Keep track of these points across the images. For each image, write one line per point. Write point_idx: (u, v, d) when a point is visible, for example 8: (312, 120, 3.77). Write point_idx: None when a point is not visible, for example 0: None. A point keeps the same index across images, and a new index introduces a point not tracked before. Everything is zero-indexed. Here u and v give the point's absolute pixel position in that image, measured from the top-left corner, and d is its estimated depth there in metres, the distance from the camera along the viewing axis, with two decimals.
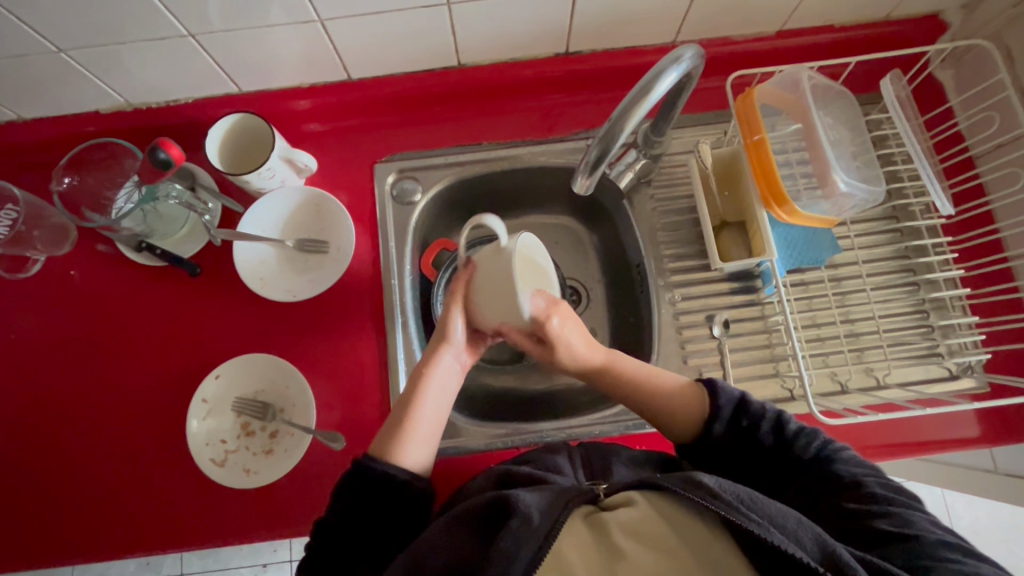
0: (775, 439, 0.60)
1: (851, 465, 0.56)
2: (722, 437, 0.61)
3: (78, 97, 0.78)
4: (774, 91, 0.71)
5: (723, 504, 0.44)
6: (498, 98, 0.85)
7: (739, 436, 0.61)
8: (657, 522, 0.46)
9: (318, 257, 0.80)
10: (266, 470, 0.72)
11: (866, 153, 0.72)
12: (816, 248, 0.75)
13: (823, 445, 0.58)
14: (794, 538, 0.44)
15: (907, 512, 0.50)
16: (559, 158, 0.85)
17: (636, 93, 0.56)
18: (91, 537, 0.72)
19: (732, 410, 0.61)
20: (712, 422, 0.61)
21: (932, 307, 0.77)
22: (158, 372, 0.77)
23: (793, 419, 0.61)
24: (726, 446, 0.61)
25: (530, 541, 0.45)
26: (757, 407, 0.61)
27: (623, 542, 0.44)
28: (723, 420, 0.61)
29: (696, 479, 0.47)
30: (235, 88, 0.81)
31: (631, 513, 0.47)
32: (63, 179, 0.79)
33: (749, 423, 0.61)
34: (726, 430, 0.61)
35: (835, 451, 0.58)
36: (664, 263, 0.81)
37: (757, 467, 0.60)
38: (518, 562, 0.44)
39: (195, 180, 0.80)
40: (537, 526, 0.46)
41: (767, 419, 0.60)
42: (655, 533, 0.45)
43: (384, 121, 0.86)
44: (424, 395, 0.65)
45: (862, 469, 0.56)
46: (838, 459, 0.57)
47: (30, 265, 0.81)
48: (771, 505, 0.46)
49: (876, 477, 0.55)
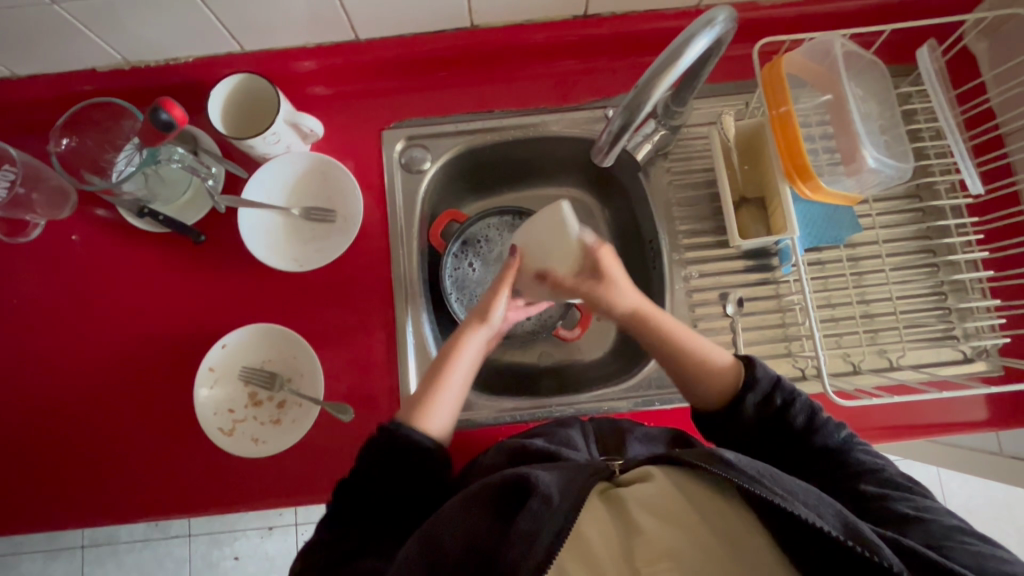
0: (806, 423, 0.59)
1: (869, 455, 0.57)
2: (751, 413, 0.60)
3: (72, 52, 0.74)
4: (802, 60, 0.68)
5: (748, 479, 0.45)
6: (509, 63, 0.82)
7: (767, 416, 0.60)
8: (675, 497, 0.46)
9: (325, 226, 0.78)
10: (274, 439, 0.72)
11: (896, 127, 0.69)
12: (837, 226, 0.73)
13: (847, 437, 0.59)
14: (816, 512, 0.45)
15: (919, 498, 0.52)
16: (573, 128, 0.82)
17: (663, 60, 0.53)
18: (103, 502, 0.73)
19: (767, 386, 0.60)
20: (744, 394, 0.60)
21: (951, 289, 0.76)
22: (164, 341, 0.76)
23: (822, 409, 0.60)
24: (752, 421, 0.60)
25: (550, 520, 0.45)
26: (791, 390, 0.60)
27: (641, 519, 0.44)
28: (757, 393, 0.60)
29: (717, 453, 0.47)
30: (237, 48, 0.77)
31: (647, 488, 0.47)
32: (61, 141, 0.76)
33: (782, 402, 0.59)
34: (757, 407, 0.60)
35: (856, 443, 0.59)
36: (679, 238, 0.80)
37: (780, 441, 0.60)
38: (539, 543, 0.44)
39: (197, 144, 0.77)
40: (556, 506, 0.46)
41: (802, 403, 0.59)
42: (674, 509, 0.45)
43: (391, 86, 0.83)
44: (454, 365, 0.67)
45: (878, 459, 0.57)
46: (858, 448, 0.58)
47: (29, 229, 0.79)
48: (793, 482, 0.47)
49: (894, 467, 0.56)
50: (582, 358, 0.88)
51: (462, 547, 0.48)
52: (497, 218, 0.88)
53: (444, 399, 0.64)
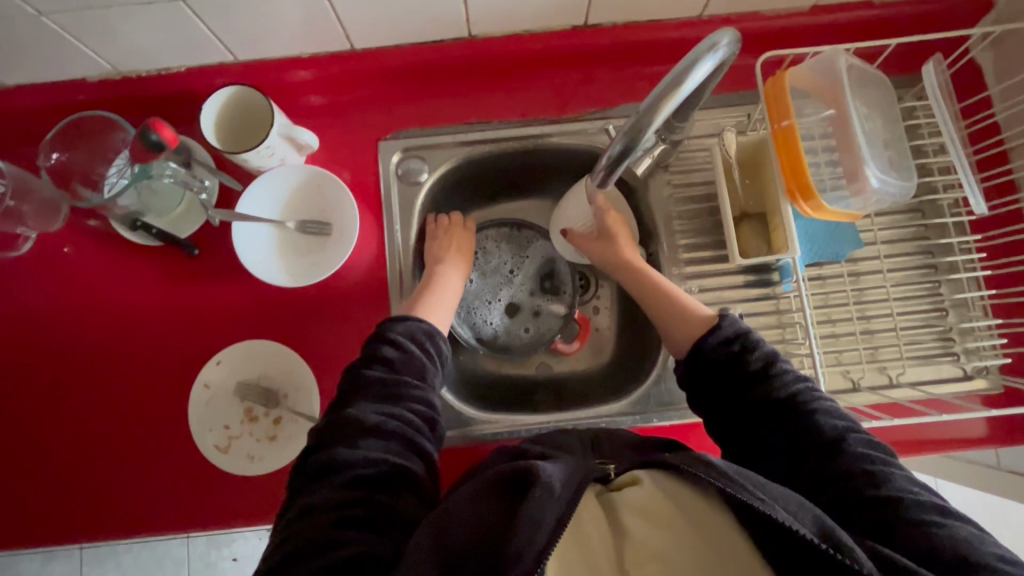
0: (763, 370, 0.59)
1: (834, 418, 0.54)
2: (711, 355, 0.62)
3: (60, 62, 0.72)
4: (806, 75, 0.67)
5: (727, 481, 0.43)
6: (507, 72, 0.80)
7: (728, 361, 0.61)
8: (664, 501, 0.45)
9: (320, 239, 0.77)
10: (270, 456, 0.72)
11: (900, 143, 0.69)
12: (838, 243, 0.72)
13: (810, 395, 0.56)
14: (795, 514, 0.43)
15: (879, 469, 0.50)
16: (573, 139, 0.81)
17: (666, 84, 0.51)
18: (98, 516, 0.73)
19: (732, 333, 0.63)
20: (705, 336, 0.63)
21: (952, 306, 0.75)
22: (158, 354, 0.76)
23: (790, 366, 0.59)
24: (712, 363, 0.62)
25: (553, 507, 0.42)
26: (755, 340, 0.62)
27: (630, 522, 0.44)
28: (718, 336, 0.63)
29: (704, 457, 0.45)
30: (230, 58, 0.76)
31: (638, 491, 0.46)
32: (51, 155, 0.75)
33: (742, 349, 0.61)
34: (717, 348, 0.62)
35: (819, 402, 0.56)
36: (679, 252, 0.79)
37: (735, 389, 0.60)
38: (543, 528, 0.41)
39: (190, 155, 0.74)
40: (558, 494, 0.43)
41: (762, 353, 0.60)
42: (663, 515, 0.44)
43: (388, 95, 0.81)
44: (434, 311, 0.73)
45: (845, 423, 0.54)
46: (822, 408, 0.55)
47: (20, 242, 0.77)
48: (775, 487, 0.44)
49: (858, 433, 0.53)
50: (580, 370, 0.88)
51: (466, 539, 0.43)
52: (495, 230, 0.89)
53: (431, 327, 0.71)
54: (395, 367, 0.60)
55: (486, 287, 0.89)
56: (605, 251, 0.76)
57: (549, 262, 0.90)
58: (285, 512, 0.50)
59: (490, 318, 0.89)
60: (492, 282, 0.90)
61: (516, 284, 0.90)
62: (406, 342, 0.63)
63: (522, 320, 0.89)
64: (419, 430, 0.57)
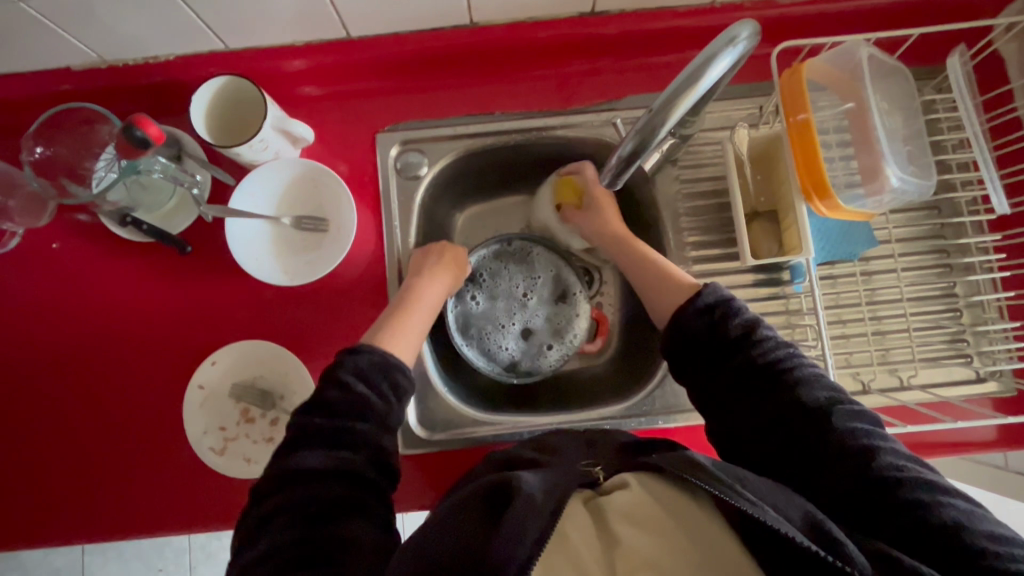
0: (746, 338, 0.56)
1: (818, 384, 0.53)
2: (693, 324, 0.59)
3: (44, 50, 0.69)
4: (825, 66, 0.65)
5: (721, 486, 0.41)
6: (510, 62, 0.77)
7: (710, 330, 0.58)
8: (652, 505, 0.42)
9: (317, 236, 0.74)
10: (267, 459, 0.70)
11: (920, 139, 0.66)
12: (851, 242, 0.70)
13: (794, 363, 0.54)
14: (784, 515, 0.41)
15: (865, 437, 0.49)
16: (578, 132, 0.78)
17: (682, 81, 0.49)
18: (94, 518, 0.71)
19: (714, 301, 0.60)
20: (686, 305, 0.60)
21: (967, 307, 0.73)
22: (151, 354, 0.74)
23: (773, 332, 0.57)
24: (695, 333, 0.59)
25: (536, 520, 0.40)
26: (738, 307, 0.59)
27: (621, 529, 0.40)
28: (698, 304, 0.60)
29: (692, 457, 0.44)
30: (221, 46, 0.72)
31: (626, 496, 0.43)
32: (35, 150, 0.71)
33: (724, 317, 0.58)
34: (698, 315, 0.59)
35: (803, 368, 0.54)
36: (686, 250, 0.77)
37: (718, 360, 0.57)
38: (525, 540, 0.39)
39: (181, 148, 0.73)
40: (540, 503, 0.42)
41: (743, 320, 0.57)
42: (651, 520, 0.41)
43: (386, 86, 0.78)
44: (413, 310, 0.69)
45: (831, 390, 0.52)
46: (804, 374, 0.53)
47: (7, 239, 0.75)
48: (757, 483, 0.44)
49: (842, 400, 0.52)
50: (584, 368, 0.87)
51: (449, 553, 0.41)
52: (498, 246, 0.85)
53: (409, 328, 0.67)
54: (337, 411, 0.54)
55: (497, 313, 0.85)
56: (596, 220, 0.75)
57: (557, 275, 0.85)
58: (238, 553, 0.49)
59: (505, 344, 0.84)
60: (501, 305, 0.85)
61: (529, 308, 0.85)
62: (354, 382, 0.56)
63: (539, 342, 0.84)
64: (370, 466, 0.53)
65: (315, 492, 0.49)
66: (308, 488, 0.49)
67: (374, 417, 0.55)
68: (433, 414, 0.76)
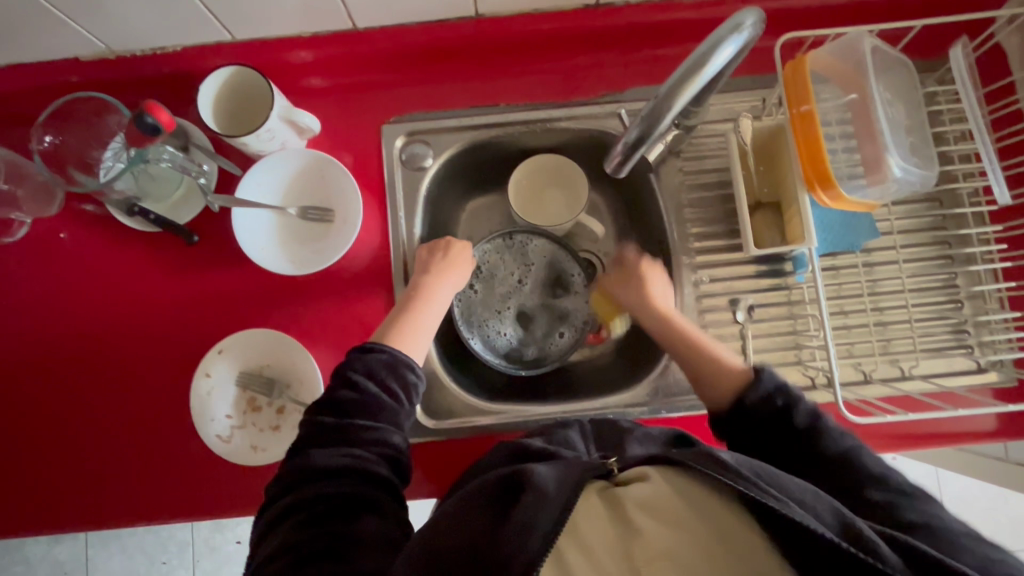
0: (809, 425, 0.54)
1: (876, 460, 0.52)
2: (751, 412, 0.57)
3: (52, 40, 0.70)
4: (827, 58, 0.65)
5: (742, 480, 0.41)
6: (515, 54, 0.78)
7: (770, 419, 0.56)
8: (674, 499, 0.40)
9: (323, 226, 0.75)
10: (271, 446, 0.71)
11: (922, 130, 0.66)
12: (853, 233, 0.71)
13: (853, 446, 0.53)
14: (813, 514, 0.41)
15: (927, 505, 0.47)
16: (582, 124, 0.79)
17: (687, 67, 0.49)
18: (101, 505, 0.72)
19: (772, 389, 0.57)
20: (746, 394, 0.58)
21: (968, 298, 0.73)
22: (158, 343, 0.74)
23: (832, 416, 0.55)
24: (754, 419, 0.57)
25: (546, 510, 0.41)
26: (795, 394, 0.56)
27: (639, 518, 0.39)
28: (757, 393, 0.57)
29: (715, 454, 0.43)
30: (228, 37, 0.73)
31: (644, 487, 0.42)
32: (43, 138, 0.72)
33: (784, 405, 0.56)
34: (758, 404, 0.57)
35: (863, 451, 0.52)
36: (689, 241, 0.77)
37: (780, 448, 0.55)
38: (536, 531, 0.40)
39: (188, 139, 0.73)
40: (552, 496, 0.42)
41: (804, 409, 0.55)
42: (672, 510, 0.40)
43: (391, 78, 0.78)
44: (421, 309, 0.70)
45: (887, 466, 0.51)
46: (863, 452, 0.52)
47: (15, 228, 0.75)
48: (791, 483, 0.43)
49: (901, 474, 0.50)
50: (586, 359, 0.86)
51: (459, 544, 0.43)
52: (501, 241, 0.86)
53: (419, 329, 0.68)
54: (345, 411, 0.54)
55: (495, 300, 0.87)
56: (641, 296, 0.74)
57: (555, 265, 0.87)
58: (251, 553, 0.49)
59: (504, 331, 0.86)
60: (500, 293, 0.87)
61: (525, 293, 0.87)
62: (362, 381, 0.56)
63: (537, 329, 0.87)
64: (381, 463, 0.53)
65: (322, 489, 0.49)
66: (317, 487, 0.50)
67: (384, 415, 0.56)
68: (437, 403, 0.76)
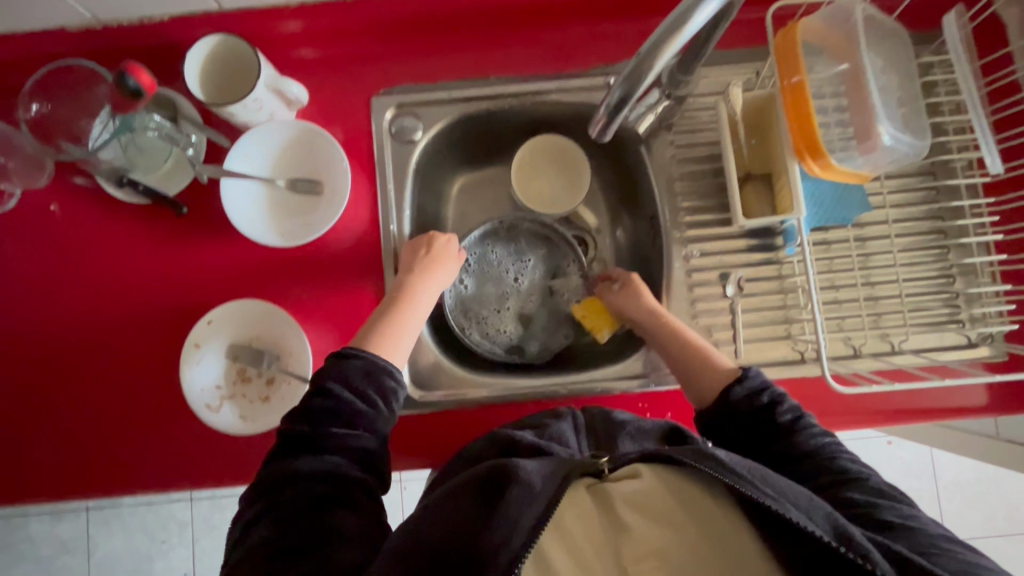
0: (792, 422, 0.57)
1: (854, 462, 0.53)
2: (737, 405, 0.60)
3: (39, 9, 0.69)
4: (820, 25, 0.64)
5: (735, 477, 0.41)
6: (506, 24, 0.77)
7: (755, 413, 0.58)
8: (663, 495, 0.43)
9: (311, 199, 0.75)
10: (260, 417, 0.71)
11: (916, 101, 0.65)
12: (845, 206, 0.71)
13: (830, 445, 0.55)
14: (807, 514, 0.41)
15: (905, 506, 0.48)
16: (573, 97, 0.78)
17: (671, 22, 0.48)
18: (95, 475, 0.73)
19: (757, 385, 0.60)
20: (731, 385, 0.61)
21: (960, 272, 0.73)
22: (149, 315, 0.75)
23: (815, 421, 0.58)
24: (740, 413, 0.59)
25: (529, 509, 0.41)
26: (779, 393, 0.59)
27: (625, 515, 0.42)
28: (742, 388, 0.60)
29: (707, 450, 0.43)
30: (215, 6, 0.72)
31: (633, 484, 0.44)
32: (31, 106, 0.73)
33: (769, 401, 0.58)
34: (743, 399, 0.59)
35: (840, 450, 0.54)
36: (680, 215, 0.77)
37: (763, 444, 0.57)
38: (519, 530, 0.40)
39: (177, 110, 0.74)
40: (537, 491, 0.43)
41: (787, 404, 0.58)
42: (661, 507, 0.42)
43: (380, 49, 0.78)
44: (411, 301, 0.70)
45: (864, 468, 0.52)
46: (842, 454, 0.53)
47: (5, 199, 0.75)
48: (782, 480, 0.43)
49: (879, 477, 0.51)
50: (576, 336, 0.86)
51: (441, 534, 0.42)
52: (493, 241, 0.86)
53: (408, 329, 0.68)
54: (320, 416, 0.54)
55: (491, 297, 0.86)
56: (631, 302, 0.75)
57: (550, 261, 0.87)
58: (231, 547, 0.50)
59: (504, 328, 0.85)
60: (496, 292, 0.86)
61: (522, 291, 0.87)
62: (337, 389, 0.56)
63: (536, 328, 0.86)
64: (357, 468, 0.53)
65: (301, 489, 0.50)
66: (296, 486, 0.50)
67: (361, 422, 0.55)
68: (427, 376, 0.76)
